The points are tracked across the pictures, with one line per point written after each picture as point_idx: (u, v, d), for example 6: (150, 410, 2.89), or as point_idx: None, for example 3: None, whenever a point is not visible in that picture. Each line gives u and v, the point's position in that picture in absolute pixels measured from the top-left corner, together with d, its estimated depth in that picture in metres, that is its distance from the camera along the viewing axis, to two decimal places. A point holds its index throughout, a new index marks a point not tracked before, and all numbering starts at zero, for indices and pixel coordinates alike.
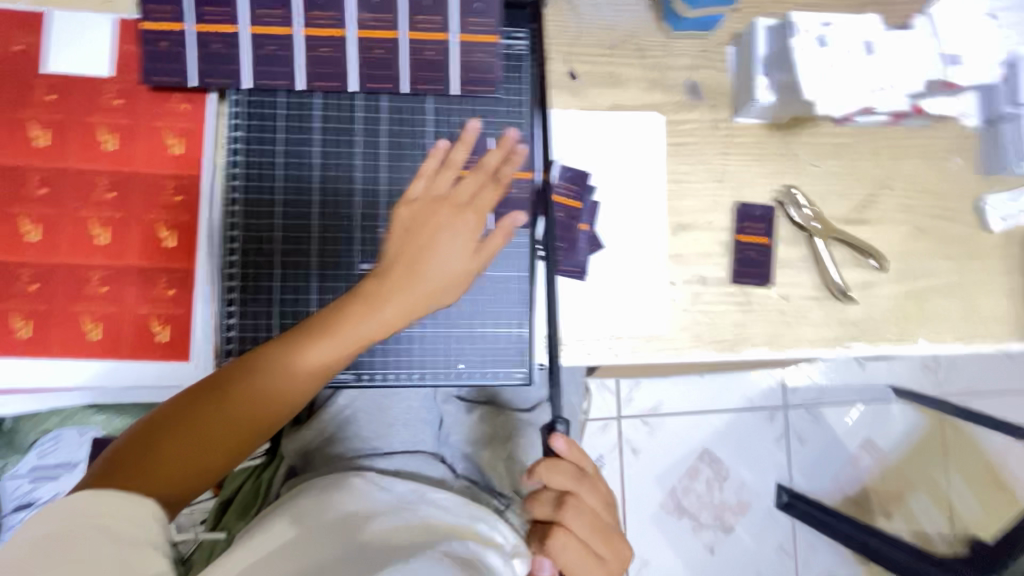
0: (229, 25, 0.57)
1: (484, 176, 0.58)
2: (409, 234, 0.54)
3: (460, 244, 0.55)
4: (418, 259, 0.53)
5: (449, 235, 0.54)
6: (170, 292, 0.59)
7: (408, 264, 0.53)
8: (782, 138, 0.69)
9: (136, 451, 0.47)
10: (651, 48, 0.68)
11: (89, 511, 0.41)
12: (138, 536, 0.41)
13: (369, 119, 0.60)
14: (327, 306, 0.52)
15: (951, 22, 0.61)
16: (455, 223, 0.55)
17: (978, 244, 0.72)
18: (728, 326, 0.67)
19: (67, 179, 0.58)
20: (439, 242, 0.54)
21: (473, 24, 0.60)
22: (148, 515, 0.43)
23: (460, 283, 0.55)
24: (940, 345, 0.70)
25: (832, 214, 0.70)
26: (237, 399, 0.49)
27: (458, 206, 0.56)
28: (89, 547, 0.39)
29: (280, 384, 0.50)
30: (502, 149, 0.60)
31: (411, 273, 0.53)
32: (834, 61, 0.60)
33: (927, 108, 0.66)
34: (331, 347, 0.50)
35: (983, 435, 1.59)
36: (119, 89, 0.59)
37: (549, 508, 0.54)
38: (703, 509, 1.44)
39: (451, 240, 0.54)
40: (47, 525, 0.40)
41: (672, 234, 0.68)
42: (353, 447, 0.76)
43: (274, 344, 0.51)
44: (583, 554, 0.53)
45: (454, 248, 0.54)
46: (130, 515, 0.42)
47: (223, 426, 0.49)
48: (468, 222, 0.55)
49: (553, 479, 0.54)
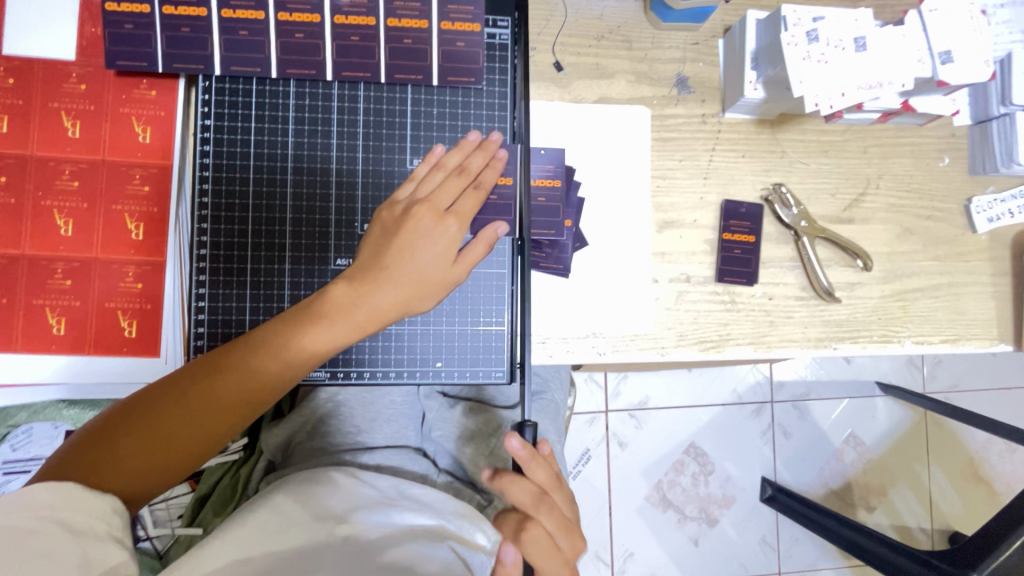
0: (199, 8, 0.55)
1: (465, 181, 0.55)
2: (390, 238, 0.52)
3: (438, 250, 0.52)
4: (392, 263, 0.51)
5: (427, 241, 0.52)
6: (138, 286, 0.57)
7: (379, 266, 0.51)
8: (772, 134, 0.68)
9: (99, 446, 0.46)
10: (639, 40, 0.67)
11: (48, 504, 0.41)
12: (100, 530, 0.42)
13: (345, 108, 0.58)
14: (296, 307, 0.50)
15: (946, 18, 0.59)
16: (435, 231, 0.52)
17: (965, 245, 0.71)
18: (712, 325, 0.67)
19: (28, 167, 0.56)
20: (415, 247, 0.52)
21: (455, 12, 0.58)
22: (111, 511, 0.44)
23: (434, 290, 0.53)
24: (925, 347, 0.70)
25: (820, 212, 0.69)
26: (198, 399, 0.48)
27: (440, 212, 0.53)
28: (53, 539, 0.39)
29: (242, 387, 0.48)
30: (485, 151, 0.57)
31: (382, 276, 0.51)
32: (824, 57, 0.58)
33: (920, 106, 0.64)
34: (297, 350, 0.49)
35: (965, 431, 1.61)
36: (83, 74, 0.56)
37: (521, 497, 0.52)
38: (688, 503, 1.44)
39: (428, 247, 0.52)
40: (4, 517, 0.39)
41: (658, 230, 0.67)
42: (335, 442, 0.75)
43: (237, 344, 0.49)
44: (551, 549, 0.52)
45: (432, 253, 0.52)
46: (92, 510, 0.43)
47: (185, 427, 0.48)
48: (449, 228, 0.53)
49: (531, 469, 0.53)
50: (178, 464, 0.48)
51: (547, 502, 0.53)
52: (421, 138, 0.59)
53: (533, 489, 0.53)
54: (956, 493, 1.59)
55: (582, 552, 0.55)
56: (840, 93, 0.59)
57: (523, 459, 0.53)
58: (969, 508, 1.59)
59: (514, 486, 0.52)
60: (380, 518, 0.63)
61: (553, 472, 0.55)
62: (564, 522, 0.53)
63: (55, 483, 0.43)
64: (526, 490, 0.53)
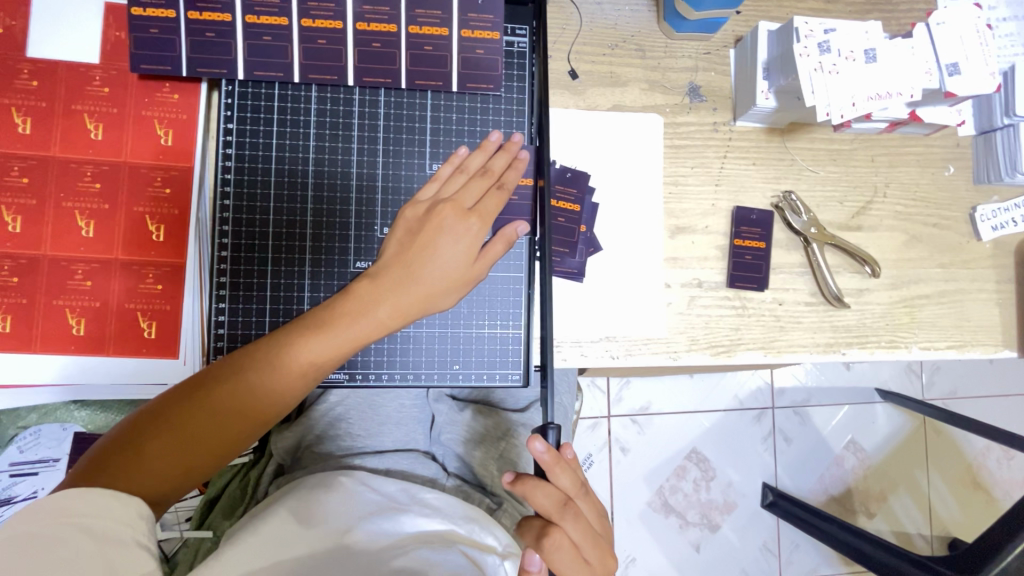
0: (223, 14, 0.55)
1: (488, 181, 0.56)
2: (414, 237, 0.54)
3: (461, 249, 0.54)
4: (416, 261, 0.53)
5: (451, 238, 0.53)
6: (158, 287, 0.57)
7: (404, 264, 0.53)
8: (781, 141, 0.69)
9: (125, 449, 0.46)
10: (652, 49, 0.68)
11: (76, 511, 0.41)
12: (124, 535, 0.42)
13: (366, 113, 0.59)
14: (322, 305, 0.51)
15: (951, 32, 0.61)
16: (459, 228, 0.54)
17: (970, 253, 0.72)
18: (723, 329, 0.67)
19: (50, 168, 0.56)
20: (439, 245, 0.53)
21: (475, 21, 0.59)
22: (136, 516, 0.44)
23: (457, 287, 0.54)
24: (931, 352, 0.71)
25: (829, 219, 0.70)
26: (226, 398, 0.48)
27: (462, 210, 0.54)
28: (76, 546, 0.39)
29: (269, 386, 0.49)
30: (507, 152, 0.58)
31: (408, 273, 0.52)
32: (835, 68, 0.59)
33: (926, 116, 0.66)
34: (325, 347, 0.49)
35: (962, 437, 1.62)
36: (106, 77, 0.57)
37: (551, 504, 0.51)
38: (691, 508, 1.45)
39: (452, 244, 0.53)
40: (33, 524, 0.40)
41: (670, 236, 0.68)
42: (345, 445, 0.75)
43: (265, 341, 0.50)
44: (578, 561, 0.51)
45: (456, 250, 0.53)
46: (117, 515, 0.43)
47: (212, 426, 0.48)
48: (472, 227, 0.54)
49: (560, 477, 0.52)
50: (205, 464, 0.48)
51: (575, 511, 0.52)
52: (440, 143, 0.60)
53: (562, 498, 0.52)
54: (955, 499, 1.60)
55: (607, 560, 0.55)
56: (850, 102, 0.60)
57: (554, 469, 0.51)
58: (968, 514, 1.60)
59: (544, 494, 0.51)
60: (393, 522, 0.64)
61: (581, 481, 0.54)
62: (591, 532, 0.53)
63: (83, 490, 0.43)
64: (556, 498, 0.52)
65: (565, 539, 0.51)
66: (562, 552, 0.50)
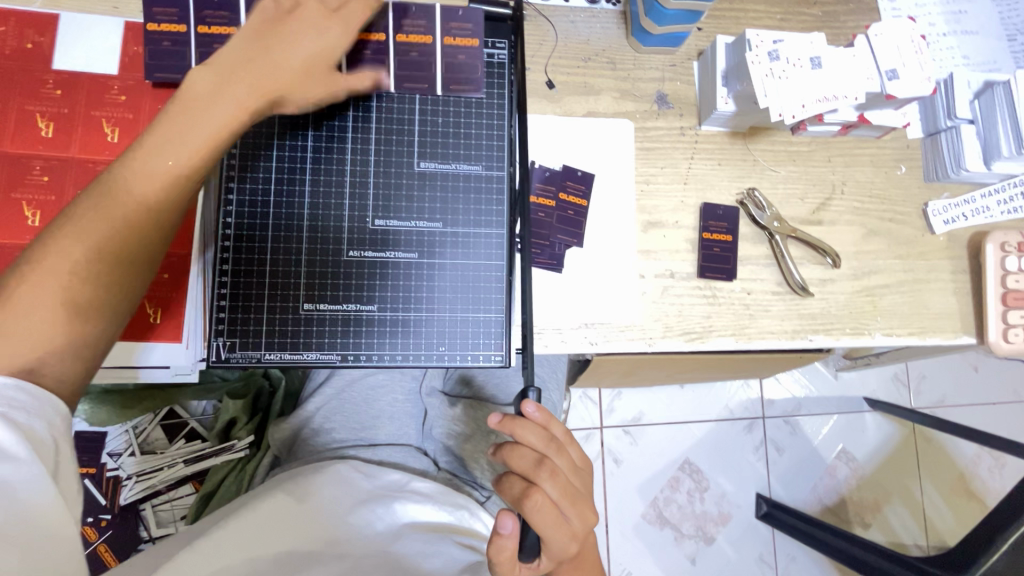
0: (230, 28, 0.61)
1: None
2: (266, 32, 0.54)
3: (300, 50, 0.54)
4: (278, 30, 0.54)
5: (306, 30, 0.55)
6: (164, 276, 0.62)
7: (256, 59, 0.53)
8: (744, 143, 0.75)
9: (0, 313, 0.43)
10: (622, 61, 0.75)
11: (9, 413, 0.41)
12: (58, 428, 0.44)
13: (358, 115, 0.64)
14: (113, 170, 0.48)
15: (888, 42, 0.67)
16: (317, 27, 0.55)
17: (925, 245, 0.77)
18: (695, 317, 0.72)
19: (69, 168, 0.61)
20: (280, 48, 0.54)
21: (456, 29, 0.65)
22: (55, 414, 0.44)
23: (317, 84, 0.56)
24: (895, 339, 0.75)
25: (791, 215, 0.75)
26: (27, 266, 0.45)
27: (320, 16, 0.56)
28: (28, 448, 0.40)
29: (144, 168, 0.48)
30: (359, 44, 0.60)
31: (277, 33, 0.54)
32: (786, 74, 0.66)
33: (874, 118, 0.72)
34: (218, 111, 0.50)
35: (952, 444, 1.64)
36: (124, 86, 0.63)
37: (522, 463, 0.53)
38: (684, 520, 1.45)
39: (296, 48, 0.54)
40: None
41: (643, 230, 0.72)
42: (339, 437, 0.78)
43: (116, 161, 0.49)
44: (555, 517, 0.52)
45: (314, 37, 0.55)
46: (34, 410, 0.42)
47: (98, 224, 0.46)
48: (320, 31, 0.55)
49: (527, 436, 0.53)
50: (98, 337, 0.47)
51: (550, 470, 0.53)
52: (427, 144, 0.66)
53: (536, 456, 0.53)
54: (948, 508, 1.60)
55: (589, 514, 0.55)
56: (801, 105, 0.66)
57: (517, 430, 0.53)
58: (963, 523, 1.60)
59: (518, 456, 0.53)
60: (387, 509, 0.68)
61: (555, 437, 0.55)
62: (569, 489, 0.53)
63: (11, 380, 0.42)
64: (530, 457, 0.54)
65: (544, 499, 0.52)
66: (540, 514, 0.51)
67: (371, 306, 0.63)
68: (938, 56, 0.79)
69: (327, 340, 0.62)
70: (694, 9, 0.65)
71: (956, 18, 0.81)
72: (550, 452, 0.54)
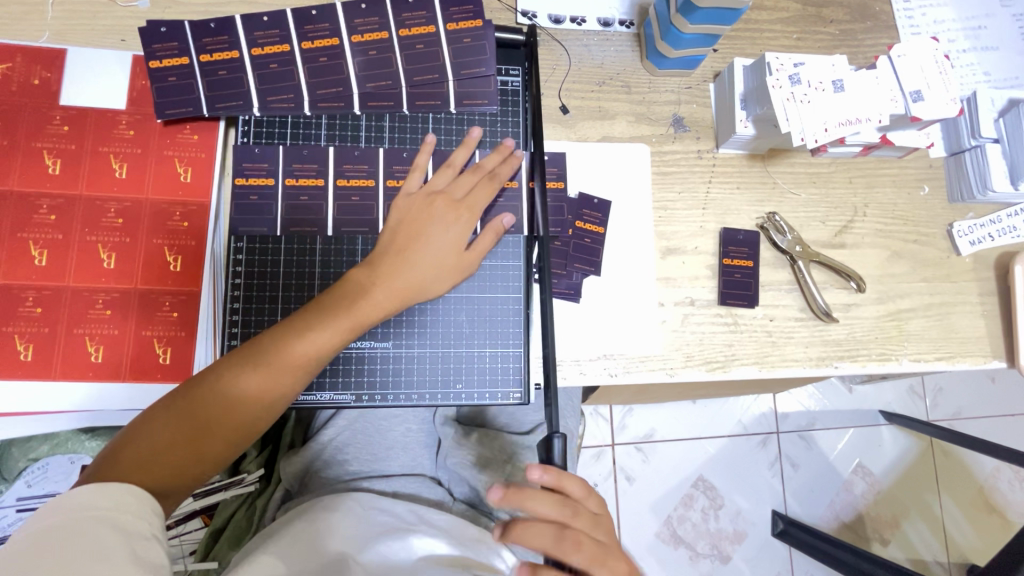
0: (231, 52, 0.61)
1: (481, 176, 0.62)
2: (412, 217, 0.59)
3: (450, 235, 0.59)
4: (410, 249, 0.58)
5: (441, 230, 0.59)
6: (174, 314, 0.60)
7: (412, 242, 0.58)
8: (763, 165, 0.74)
9: (132, 447, 0.49)
10: (637, 85, 0.73)
11: (94, 505, 0.43)
12: (143, 529, 0.44)
13: (370, 140, 0.64)
14: (298, 317, 0.55)
15: (911, 64, 0.65)
16: (449, 217, 0.59)
17: (951, 267, 0.75)
18: (717, 347, 0.70)
19: (76, 205, 0.60)
20: (430, 231, 0.58)
21: (458, 13, 0.62)
22: (150, 511, 0.46)
23: (450, 273, 0.59)
24: (921, 364, 0.72)
25: (812, 238, 0.73)
26: (202, 398, 0.51)
27: (453, 202, 0.60)
28: (99, 536, 0.42)
29: (332, 338, 0.54)
30: (500, 152, 0.63)
31: (403, 258, 0.57)
32: (806, 96, 0.64)
33: (896, 140, 0.70)
34: (398, 281, 0.56)
35: (972, 458, 1.61)
36: (132, 120, 0.61)
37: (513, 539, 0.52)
38: (700, 539, 1.42)
39: (443, 232, 0.59)
40: (56, 517, 0.42)
41: (662, 257, 0.71)
42: (353, 470, 0.76)
43: (270, 333, 0.54)
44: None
45: (445, 239, 0.59)
46: (123, 507, 0.44)
47: (286, 372, 0.53)
48: (461, 218, 0.60)
49: (535, 506, 0.51)
50: (208, 462, 0.52)
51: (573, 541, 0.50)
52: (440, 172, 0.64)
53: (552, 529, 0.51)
54: (969, 524, 1.57)
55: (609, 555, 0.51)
56: (823, 129, 0.64)
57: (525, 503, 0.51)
58: (986, 541, 1.56)
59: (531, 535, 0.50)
60: (403, 543, 0.66)
61: (567, 497, 0.53)
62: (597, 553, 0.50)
63: (100, 484, 0.45)
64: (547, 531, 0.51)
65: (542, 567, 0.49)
66: None
67: (385, 343, 0.61)
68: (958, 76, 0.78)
69: (340, 380, 0.61)
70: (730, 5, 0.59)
71: (976, 34, 0.80)
72: (563, 516, 0.52)
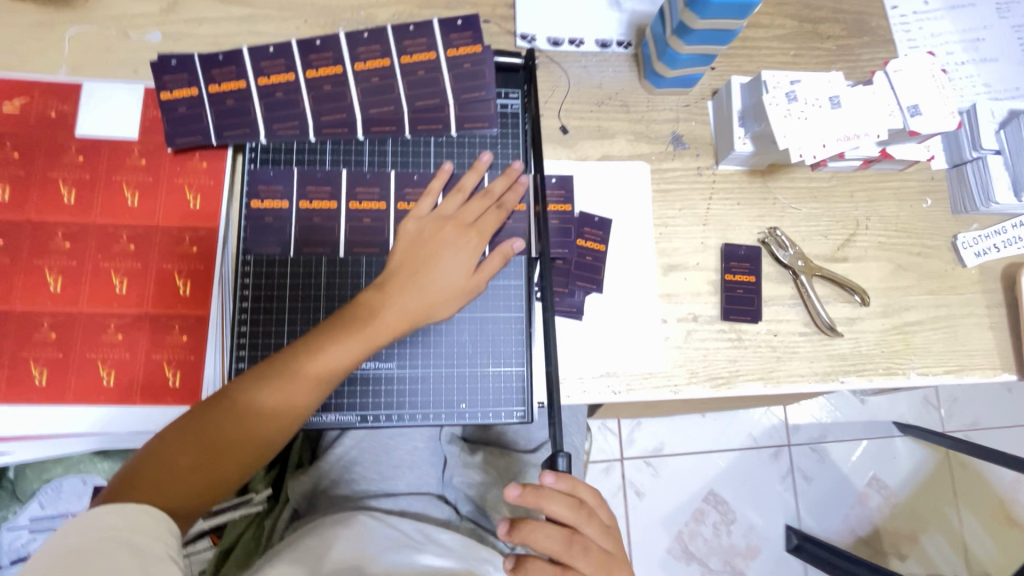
0: (238, 81, 0.62)
1: (489, 202, 0.62)
2: (423, 242, 0.60)
3: (460, 260, 0.60)
4: (420, 272, 0.58)
5: (450, 254, 0.59)
6: (183, 338, 0.61)
7: (423, 266, 0.59)
8: (763, 180, 0.74)
9: (149, 465, 0.50)
10: (636, 104, 0.74)
11: (113, 525, 0.44)
12: (158, 549, 0.45)
13: (373, 163, 0.65)
14: (311, 337, 0.55)
15: (908, 78, 0.66)
16: (458, 242, 0.60)
17: (957, 279, 0.75)
18: (721, 362, 0.70)
19: (90, 233, 0.61)
20: (441, 256, 0.59)
21: (458, 39, 0.64)
22: (165, 531, 0.47)
23: (458, 297, 0.59)
24: (929, 378, 0.72)
25: (815, 253, 0.73)
26: (218, 418, 0.52)
27: (462, 226, 0.61)
28: (115, 557, 0.43)
29: (347, 357, 0.55)
30: (508, 177, 0.64)
31: (413, 283, 0.58)
32: (803, 113, 0.65)
33: (896, 153, 0.71)
34: (408, 304, 0.57)
35: (990, 470, 1.57)
36: (144, 150, 0.63)
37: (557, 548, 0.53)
38: (712, 555, 1.40)
39: (453, 257, 0.59)
40: (77, 537, 0.43)
41: (664, 273, 0.71)
42: (360, 489, 0.76)
43: (282, 353, 0.55)
44: None
45: (455, 263, 0.59)
46: (139, 526, 0.46)
47: (300, 390, 0.53)
48: (470, 242, 0.60)
49: (587, 528, 0.53)
50: (223, 481, 0.52)
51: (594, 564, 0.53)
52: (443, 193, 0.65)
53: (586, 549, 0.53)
54: (989, 538, 1.53)
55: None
56: (822, 145, 0.65)
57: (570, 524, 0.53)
58: (1008, 555, 1.52)
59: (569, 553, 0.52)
60: (408, 559, 0.65)
61: (608, 526, 0.55)
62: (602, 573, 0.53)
63: (119, 506, 0.46)
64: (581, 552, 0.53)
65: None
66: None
67: (390, 363, 0.62)
68: (956, 88, 0.78)
69: (346, 401, 0.61)
70: (725, 27, 0.60)
71: (974, 46, 0.80)
72: (606, 543, 0.54)
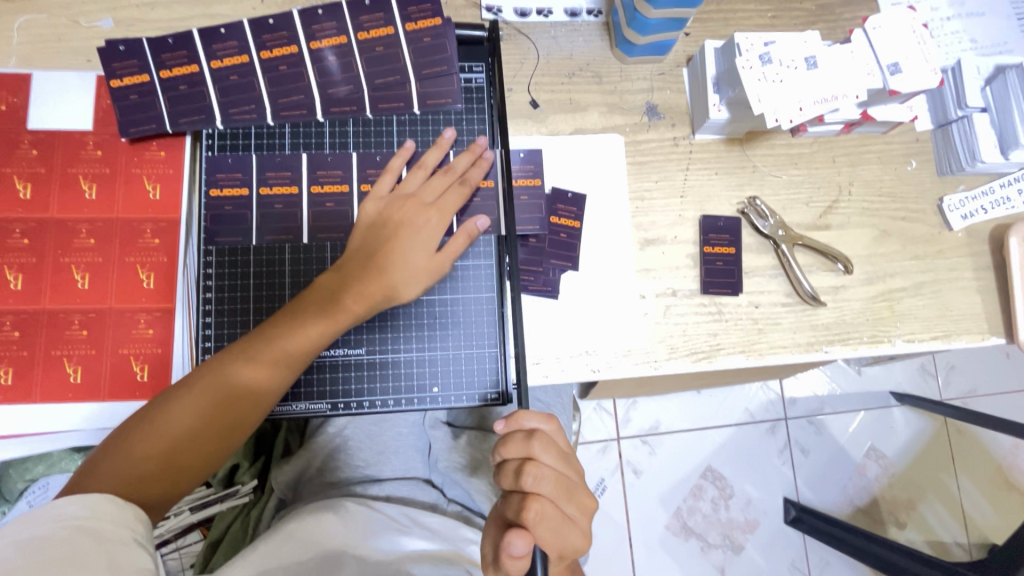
0: (190, 66, 0.60)
1: (451, 179, 0.61)
2: (383, 222, 0.58)
3: (421, 239, 0.58)
4: (379, 254, 0.57)
5: (411, 233, 0.57)
6: (149, 331, 0.60)
7: (382, 247, 0.57)
8: (741, 148, 0.72)
9: (112, 455, 0.50)
10: (608, 74, 0.72)
11: (75, 513, 0.44)
12: (123, 537, 0.45)
13: (335, 145, 0.63)
14: (272, 322, 0.55)
15: (888, 34, 0.63)
16: (419, 221, 0.58)
17: (943, 242, 0.73)
18: (701, 337, 0.68)
19: (48, 229, 0.60)
20: (401, 236, 0.57)
21: (417, 12, 0.61)
22: (133, 520, 0.47)
23: (420, 278, 0.57)
24: (915, 344, 0.70)
25: (796, 221, 0.72)
26: (178, 405, 0.51)
27: (423, 204, 0.59)
28: (77, 544, 0.42)
29: (308, 339, 0.54)
30: (471, 153, 0.62)
31: (372, 264, 0.56)
32: (777, 76, 0.62)
33: (878, 114, 0.68)
34: (367, 285, 0.55)
35: (987, 435, 1.57)
36: (98, 141, 0.62)
37: (513, 480, 0.53)
38: (711, 529, 1.40)
39: (414, 237, 0.57)
40: (37, 527, 0.42)
41: (641, 248, 0.69)
42: (344, 476, 0.76)
43: (244, 339, 0.54)
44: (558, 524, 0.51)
45: (415, 243, 0.57)
46: (100, 514, 0.45)
47: (261, 375, 0.53)
48: (431, 220, 0.58)
49: (543, 456, 0.53)
50: (189, 469, 0.52)
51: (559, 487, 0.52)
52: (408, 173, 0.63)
53: (550, 473, 0.52)
54: (987, 502, 1.53)
55: (591, 507, 0.55)
56: (798, 108, 0.63)
57: (529, 448, 0.53)
58: (1006, 519, 1.52)
59: (533, 475, 0.51)
60: (393, 543, 0.65)
61: (564, 453, 0.55)
62: (562, 484, 0.53)
63: (81, 496, 0.46)
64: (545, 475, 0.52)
65: (544, 507, 0.51)
66: (547, 522, 0.50)
67: (359, 349, 0.61)
68: (941, 44, 0.76)
69: (316, 389, 0.60)
70: None
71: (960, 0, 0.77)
72: (564, 468, 0.54)
